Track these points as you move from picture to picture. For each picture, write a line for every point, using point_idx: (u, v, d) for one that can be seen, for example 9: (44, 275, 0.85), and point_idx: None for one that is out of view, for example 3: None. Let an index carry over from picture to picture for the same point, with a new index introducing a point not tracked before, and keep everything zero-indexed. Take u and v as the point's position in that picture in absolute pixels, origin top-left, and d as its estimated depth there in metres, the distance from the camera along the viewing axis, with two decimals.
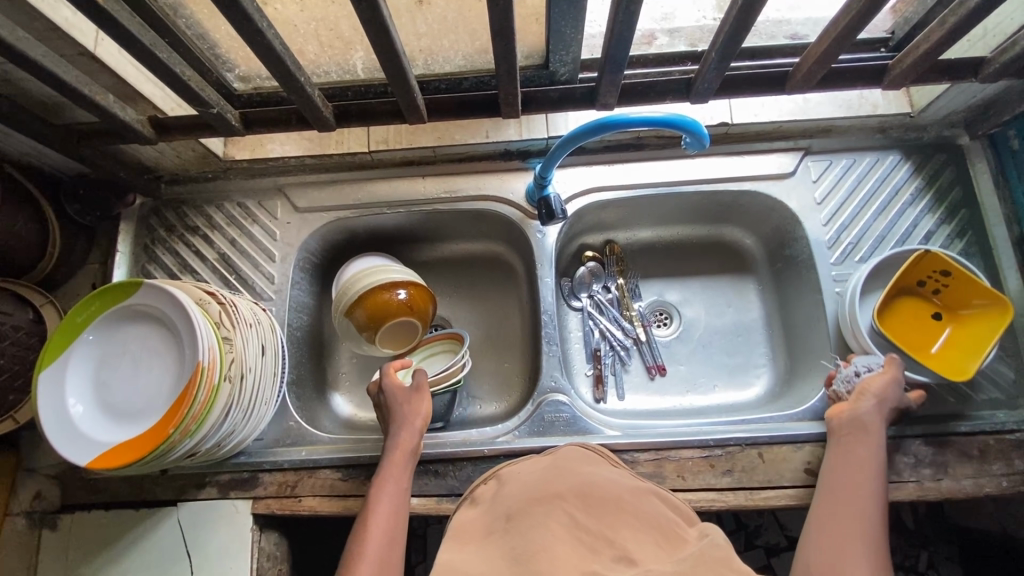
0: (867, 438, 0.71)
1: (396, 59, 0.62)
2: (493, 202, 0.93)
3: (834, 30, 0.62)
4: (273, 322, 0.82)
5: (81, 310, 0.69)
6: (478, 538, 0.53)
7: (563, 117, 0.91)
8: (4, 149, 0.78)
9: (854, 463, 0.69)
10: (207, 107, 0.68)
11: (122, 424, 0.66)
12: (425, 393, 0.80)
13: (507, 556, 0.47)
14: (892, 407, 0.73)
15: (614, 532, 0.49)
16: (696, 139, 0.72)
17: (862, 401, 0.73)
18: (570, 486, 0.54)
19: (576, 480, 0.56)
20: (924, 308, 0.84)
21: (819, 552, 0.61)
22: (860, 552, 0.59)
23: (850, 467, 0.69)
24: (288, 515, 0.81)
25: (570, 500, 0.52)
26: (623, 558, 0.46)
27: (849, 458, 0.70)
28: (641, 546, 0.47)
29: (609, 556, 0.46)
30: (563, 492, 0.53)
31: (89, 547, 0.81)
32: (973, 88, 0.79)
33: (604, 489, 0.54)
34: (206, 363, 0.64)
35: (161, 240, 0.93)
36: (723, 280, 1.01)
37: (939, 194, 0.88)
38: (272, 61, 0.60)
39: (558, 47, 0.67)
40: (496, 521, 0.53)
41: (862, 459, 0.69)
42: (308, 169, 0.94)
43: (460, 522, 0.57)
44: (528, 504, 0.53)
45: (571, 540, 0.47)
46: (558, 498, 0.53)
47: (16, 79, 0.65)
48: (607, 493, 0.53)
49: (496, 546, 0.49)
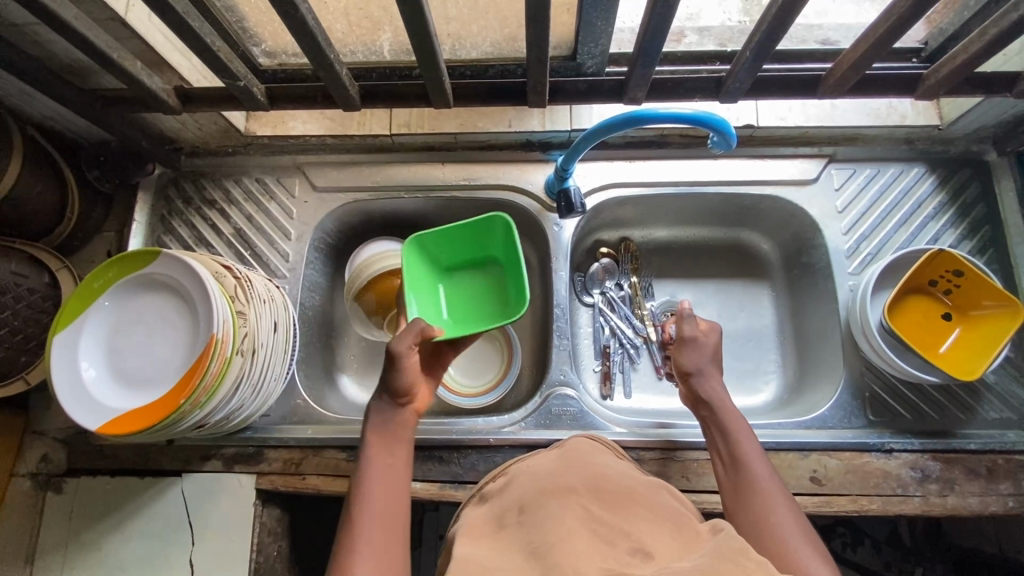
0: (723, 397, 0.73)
1: (427, 40, 0.62)
2: (511, 192, 0.92)
3: (871, 36, 0.61)
4: (286, 300, 0.83)
5: (98, 275, 0.69)
6: (490, 532, 0.52)
7: (587, 110, 0.90)
8: (27, 110, 0.78)
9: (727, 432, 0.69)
10: (234, 80, 0.68)
11: (133, 390, 0.66)
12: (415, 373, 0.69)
13: (525, 550, 0.46)
14: (711, 346, 0.77)
15: (628, 525, 0.48)
16: (723, 138, 0.71)
17: (685, 350, 0.77)
18: (581, 479, 0.54)
19: (587, 473, 0.56)
20: (934, 307, 0.83)
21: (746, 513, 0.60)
22: (779, 515, 0.58)
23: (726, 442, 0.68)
24: (291, 491, 0.81)
25: (585, 493, 0.52)
26: (640, 551, 0.45)
27: (721, 429, 0.70)
28: (657, 541, 0.47)
29: (625, 549, 0.45)
30: (577, 486, 0.53)
31: (93, 512, 0.81)
32: (1005, 104, 0.78)
33: (616, 484, 0.54)
34: (220, 335, 0.65)
35: (178, 212, 0.93)
36: (737, 284, 1.00)
37: (962, 209, 0.87)
38: (304, 36, 0.60)
39: (588, 39, 0.66)
40: (510, 512, 0.53)
41: (723, 412, 0.71)
42: (328, 149, 0.94)
43: (471, 519, 0.57)
44: (540, 494, 0.52)
45: (587, 531, 0.46)
46: (573, 490, 0.52)
47: (45, 41, 0.65)
48: (620, 487, 0.54)
49: (514, 538, 0.49)
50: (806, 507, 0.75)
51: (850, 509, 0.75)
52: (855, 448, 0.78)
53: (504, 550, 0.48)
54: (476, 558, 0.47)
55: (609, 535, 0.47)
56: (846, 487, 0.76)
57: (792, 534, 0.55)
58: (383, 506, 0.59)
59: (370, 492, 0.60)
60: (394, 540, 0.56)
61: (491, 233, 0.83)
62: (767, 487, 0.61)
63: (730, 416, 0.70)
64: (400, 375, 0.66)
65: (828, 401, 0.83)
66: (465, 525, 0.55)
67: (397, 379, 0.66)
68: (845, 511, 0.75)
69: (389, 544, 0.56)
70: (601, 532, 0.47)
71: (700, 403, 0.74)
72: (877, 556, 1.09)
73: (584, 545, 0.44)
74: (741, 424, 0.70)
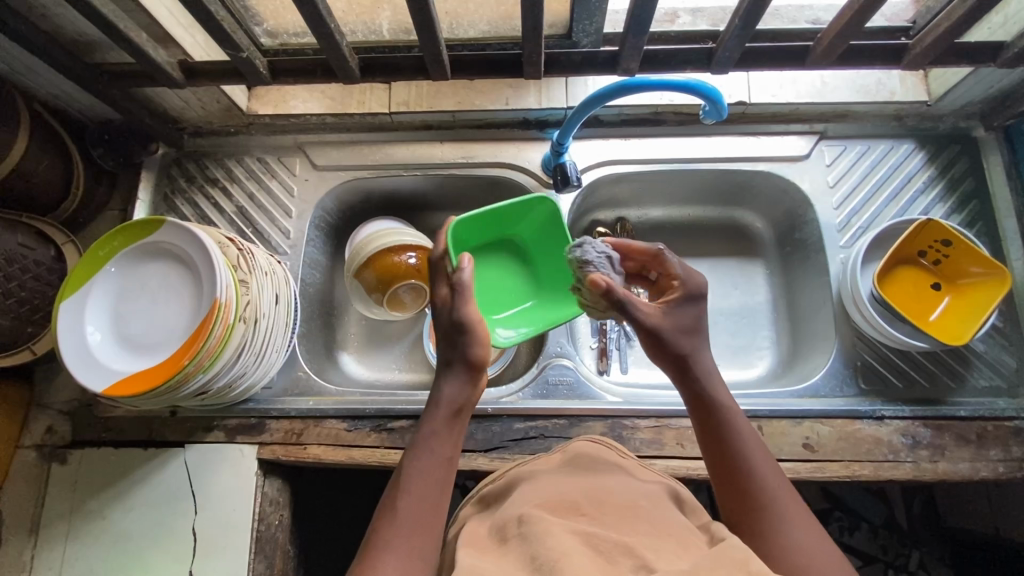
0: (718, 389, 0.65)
1: (425, 10, 0.63)
2: (508, 170, 0.94)
3: (853, 7, 0.64)
4: (287, 275, 0.84)
5: (103, 244, 0.71)
6: (493, 546, 0.52)
7: (582, 84, 0.92)
8: (34, 88, 0.80)
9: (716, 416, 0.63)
10: (237, 51, 0.69)
11: (139, 354, 0.68)
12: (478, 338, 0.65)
13: (529, 565, 0.46)
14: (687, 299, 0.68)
15: (631, 539, 0.49)
16: (715, 108, 0.74)
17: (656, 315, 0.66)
18: (582, 493, 0.56)
19: (590, 487, 0.57)
20: (923, 277, 0.84)
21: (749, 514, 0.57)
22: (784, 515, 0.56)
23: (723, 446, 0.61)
24: (292, 461, 0.82)
25: (584, 509, 0.54)
26: (643, 567, 0.46)
27: (721, 429, 0.62)
28: (658, 552, 0.48)
29: (626, 566, 0.46)
30: (580, 504, 0.55)
31: (96, 483, 0.82)
32: (990, 77, 0.80)
33: (614, 495, 0.56)
34: (223, 301, 0.66)
35: (181, 191, 0.95)
36: (731, 261, 1.02)
37: (952, 183, 0.89)
38: (305, 5, 0.62)
39: (582, 16, 0.68)
40: (510, 525, 0.53)
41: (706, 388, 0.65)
42: (329, 128, 0.95)
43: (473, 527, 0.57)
44: (541, 507, 0.54)
45: (589, 551, 0.47)
46: (576, 510, 0.54)
47: (54, 14, 0.67)
48: (622, 499, 0.55)
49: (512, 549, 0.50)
50: (800, 473, 0.76)
51: (843, 474, 0.76)
52: (847, 415, 0.79)
53: (506, 559, 0.49)
54: (481, 568, 0.48)
55: (609, 550, 0.48)
56: (839, 454, 0.78)
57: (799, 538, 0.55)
58: (418, 514, 0.56)
59: (417, 485, 0.58)
60: (427, 544, 0.55)
61: (530, 213, 0.78)
62: (778, 500, 0.57)
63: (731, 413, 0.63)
64: (473, 345, 0.65)
65: (820, 370, 0.84)
66: (467, 531, 0.56)
67: (469, 351, 0.65)
68: (838, 477, 0.77)
69: (418, 548, 0.54)
70: (600, 548, 0.48)
71: (694, 397, 0.65)
72: (874, 540, 1.08)
73: (584, 562, 0.46)
74: (740, 417, 0.63)
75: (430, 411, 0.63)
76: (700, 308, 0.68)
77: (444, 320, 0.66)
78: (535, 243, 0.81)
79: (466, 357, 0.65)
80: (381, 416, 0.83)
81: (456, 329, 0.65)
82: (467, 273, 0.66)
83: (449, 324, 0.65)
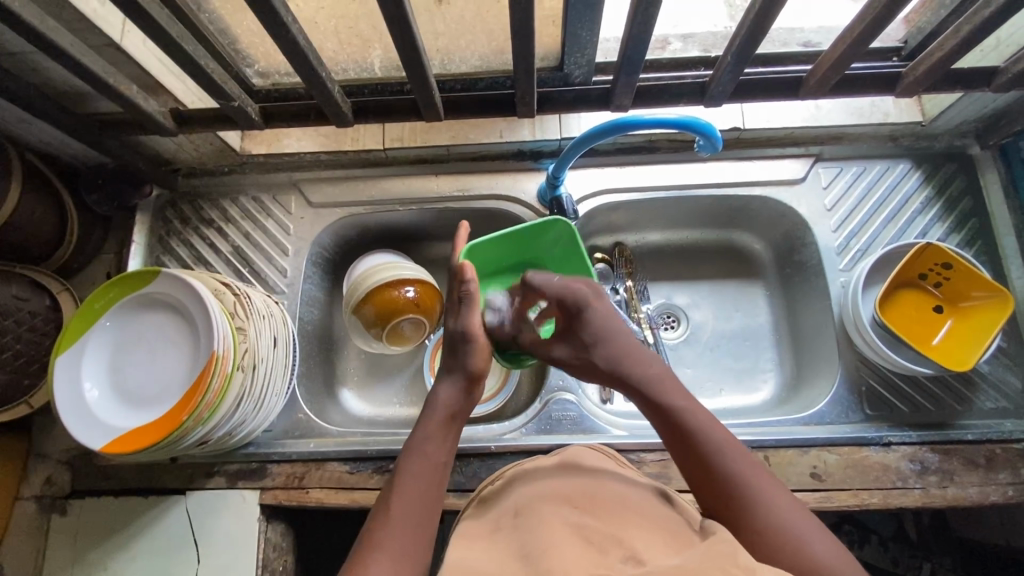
0: (672, 392, 0.61)
1: (415, 55, 0.63)
2: (505, 201, 0.93)
3: (848, 36, 0.63)
4: (285, 315, 0.83)
5: (99, 296, 0.70)
6: (486, 536, 0.53)
7: (576, 119, 0.91)
8: (27, 138, 0.80)
9: (677, 419, 0.59)
10: (229, 100, 0.69)
11: (136, 408, 0.67)
12: (475, 346, 0.64)
13: (518, 555, 0.46)
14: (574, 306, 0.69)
15: (621, 533, 0.49)
16: (710, 141, 0.73)
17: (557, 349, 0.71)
18: (576, 488, 0.56)
19: (583, 483, 0.57)
20: (925, 300, 0.84)
21: (750, 512, 0.52)
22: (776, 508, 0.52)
23: (693, 449, 0.57)
24: (295, 506, 0.81)
25: (577, 503, 0.54)
26: (631, 558, 0.45)
27: (685, 431, 0.58)
28: (648, 546, 0.48)
29: (615, 557, 0.46)
30: (572, 496, 0.55)
31: (97, 533, 0.82)
32: (983, 99, 0.80)
33: (607, 493, 0.56)
34: (221, 352, 0.65)
35: (176, 232, 0.94)
36: (730, 284, 1.01)
37: (950, 202, 0.88)
38: (295, 55, 0.62)
39: (573, 49, 0.67)
40: (505, 518, 0.54)
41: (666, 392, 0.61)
42: (323, 165, 0.95)
43: (466, 526, 0.56)
44: (535, 500, 0.55)
45: (579, 542, 0.47)
46: (567, 500, 0.54)
47: (43, 68, 0.67)
48: (613, 495, 0.55)
49: (507, 543, 0.50)
50: (808, 504, 0.76)
51: (851, 503, 0.76)
52: (853, 442, 0.79)
53: (495, 551, 0.49)
54: (470, 560, 0.48)
55: (601, 542, 0.48)
56: (847, 482, 0.77)
57: (801, 527, 0.51)
58: (410, 522, 0.54)
59: (410, 489, 0.56)
60: (416, 549, 0.53)
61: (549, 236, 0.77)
62: (761, 487, 0.54)
63: (692, 414, 0.59)
64: (470, 355, 0.64)
65: (825, 397, 0.84)
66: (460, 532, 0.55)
67: (469, 361, 0.64)
68: (846, 506, 0.76)
69: (410, 553, 0.52)
70: (590, 539, 0.48)
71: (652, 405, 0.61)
72: (884, 554, 1.05)
73: (574, 552, 0.45)
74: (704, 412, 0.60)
75: (425, 418, 0.62)
76: (592, 315, 0.68)
77: (450, 328, 0.66)
78: (559, 259, 0.80)
79: (465, 368, 0.64)
80: (383, 456, 0.82)
81: (457, 337, 0.65)
82: (473, 284, 0.65)
83: (454, 330, 0.65)
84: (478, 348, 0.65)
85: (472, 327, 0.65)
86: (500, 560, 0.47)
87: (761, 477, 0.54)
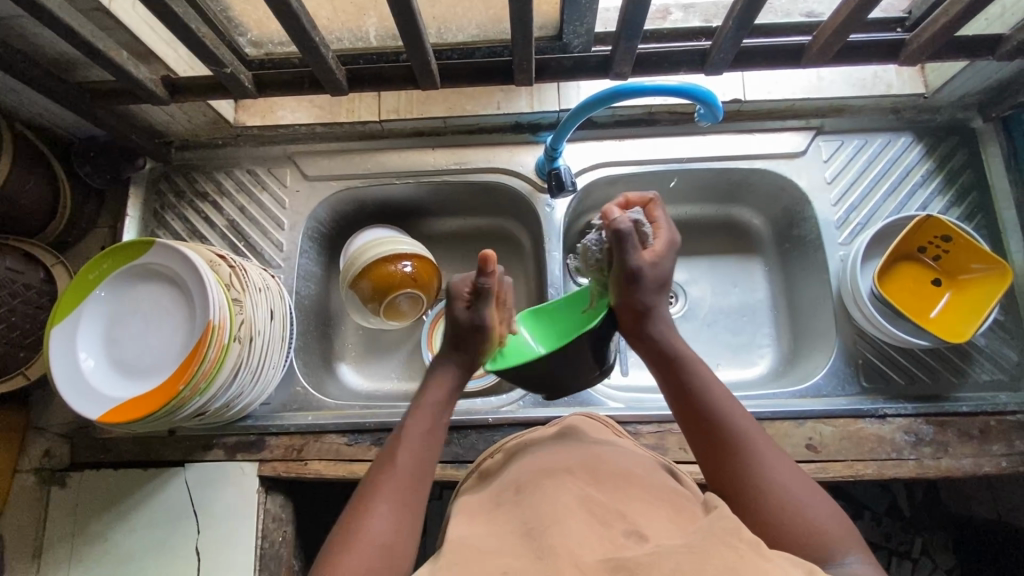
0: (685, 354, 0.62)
1: (411, 20, 0.62)
2: (504, 175, 0.92)
3: (850, 1, 0.62)
4: (282, 289, 0.83)
5: (93, 267, 0.70)
6: (488, 510, 0.53)
7: (575, 89, 0.90)
8: (17, 108, 0.78)
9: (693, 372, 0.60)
10: (222, 67, 0.68)
11: (133, 379, 0.67)
12: (482, 335, 0.64)
13: (520, 531, 0.47)
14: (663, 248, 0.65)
15: (627, 508, 0.50)
16: (710, 110, 0.73)
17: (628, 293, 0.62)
18: (577, 459, 0.57)
19: (583, 454, 0.58)
20: (924, 273, 0.84)
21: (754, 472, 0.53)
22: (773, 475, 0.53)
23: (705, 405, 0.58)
24: (294, 477, 0.82)
25: (582, 474, 0.54)
26: (634, 533, 0.46)
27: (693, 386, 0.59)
28: (648, 519, 0.48)
29: (620, 530, 0.46)
30: (572, 467, 0.55)
31: (96, 505, 0.82)
32: (988, 68, 0.79)
33: (608, 463, 0.56)
34: (217, 321, 0.65)
35: (171, 206, 0.93)
36: (730, 259, 1.01)
37: (951, 175, 0.88)
38: (289, 19, 0.60)
39: (572, 17, 0.66)
40: (506, 492, 0.54)
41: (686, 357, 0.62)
42: (318, 137, 0.94)
43: (464, 501, 0.56)
44: (536, 474, 0.55)
45: (583, 511, 0.47)
46: (568, 470, 0.54)
47: (29, 33, 0.66)
48: (616, 469, 0.55)
49: (508, 517, 0.50)
50: None
51: (846, 474, 0.76)
52: (849, 414, 0.79)
53: (494, 528, 0.49)
54: (469, 536, 0.48)
55: (604, 514, 0.48)
56: (842, 453, 0.77)
57: (799, 492, 0.52)
58: (411, 479, 0.56)
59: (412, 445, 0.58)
60: (415, 502, 0.55)
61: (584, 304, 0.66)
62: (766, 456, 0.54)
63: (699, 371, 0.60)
64: (473, 340, 0.64)
65: (822, 369, 0.84)
66: (457, 506, 0.56)
67: (479, 350, 0.65)
68: (841, 477, 0.76)
69: (412, 504, 0.55)
70: (596, 512, 0.48)
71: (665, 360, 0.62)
72: (878, 529, 1.04)
73: (580, 527, 0.45)
74: (722, 388, 0.59)
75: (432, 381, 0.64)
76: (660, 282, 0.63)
77: (462, 317, 0.63)
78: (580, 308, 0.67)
79: (472, 354, 0.65)
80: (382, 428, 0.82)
81: (465, 327, 0.63)
82: (490, 279, 0.61)
83: (464, 321, 0.63)
84: (480, 337, 0.64)
85: (484, 320, 0.63)
86: (501, 537, 0.47)
87: (764, 441, 0.56)
